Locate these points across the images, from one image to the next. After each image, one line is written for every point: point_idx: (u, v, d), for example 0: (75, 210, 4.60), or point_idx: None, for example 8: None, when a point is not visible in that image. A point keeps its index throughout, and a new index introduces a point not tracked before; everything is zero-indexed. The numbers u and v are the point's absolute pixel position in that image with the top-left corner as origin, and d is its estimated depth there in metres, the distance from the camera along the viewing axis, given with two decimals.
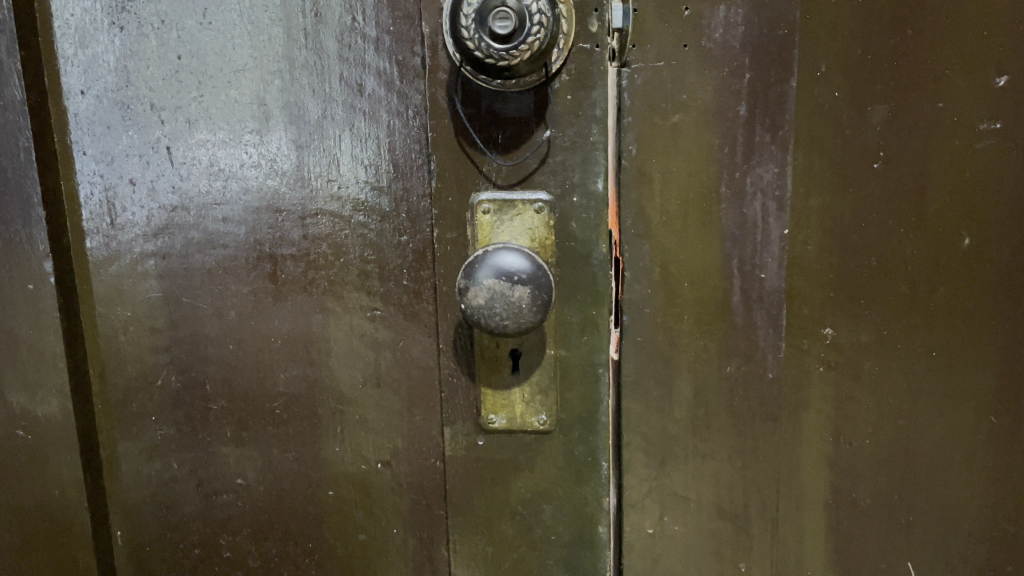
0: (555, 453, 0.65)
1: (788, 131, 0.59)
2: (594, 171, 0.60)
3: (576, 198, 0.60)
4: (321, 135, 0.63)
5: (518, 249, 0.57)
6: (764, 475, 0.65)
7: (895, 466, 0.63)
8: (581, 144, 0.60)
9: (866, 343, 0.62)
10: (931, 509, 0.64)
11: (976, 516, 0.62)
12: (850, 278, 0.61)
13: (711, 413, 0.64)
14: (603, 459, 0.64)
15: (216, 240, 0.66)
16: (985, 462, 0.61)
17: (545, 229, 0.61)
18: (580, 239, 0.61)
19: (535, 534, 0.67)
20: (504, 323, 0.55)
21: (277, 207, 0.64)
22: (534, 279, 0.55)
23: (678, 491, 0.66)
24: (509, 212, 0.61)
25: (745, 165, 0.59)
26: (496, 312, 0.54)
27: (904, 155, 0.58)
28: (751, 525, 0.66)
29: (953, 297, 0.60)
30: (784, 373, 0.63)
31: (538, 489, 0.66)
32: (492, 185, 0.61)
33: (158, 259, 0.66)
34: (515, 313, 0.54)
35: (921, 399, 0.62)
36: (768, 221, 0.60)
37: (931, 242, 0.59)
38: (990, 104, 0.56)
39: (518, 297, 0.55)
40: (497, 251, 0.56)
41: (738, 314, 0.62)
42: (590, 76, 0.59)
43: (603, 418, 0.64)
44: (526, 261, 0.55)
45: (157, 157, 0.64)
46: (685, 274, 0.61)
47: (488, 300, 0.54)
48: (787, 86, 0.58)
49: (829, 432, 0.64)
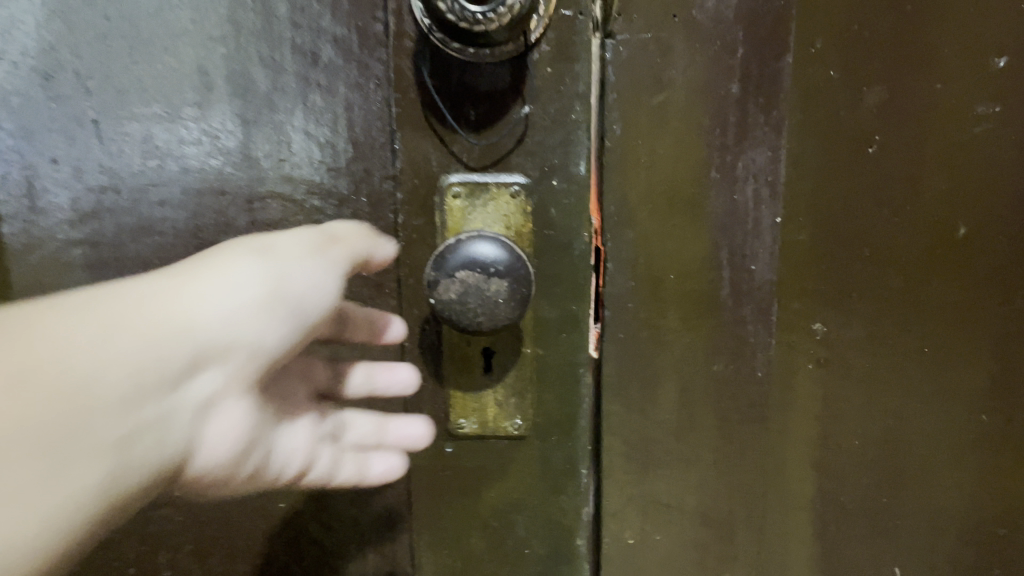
0: (530, 460, 0.61)
1: (783, 112, 0.55)
2: (577, 153, 0.55)
3: (555, 181, 0.56)
4: (271, 109, 0.56)
5: (495, 235, 0.51)
6: (751, 481, 0.61)
7: (886, 466, 0.61)
8: (563, 123, 0.55)
9: (856, 338, 0.59)
10: (921, 514, 0.62)
11: (963, 517, 0.62)
12: (843, 271, 0.58)
13: (696, 415, 0.60)
14: (584, 465, 0.61)
15: (152, 227, 0.59)
16: (978, 461, 0.61)
17: (523, 216, 0.56)
18: (560, 228, 0.56)
19: (508, 544, 0.63)
20: (478, 320, 0.50)
21: (224, 190, 0.58)
22: (511, 270, 0.50)
23: (660, 499, 0.62)
24: (483, 196, 0.56)
25: (737, 148, 0.55)
26: (469, 307, 0.50)
27: (898, 140, 0.56)
28: (736, 533, 0.62)
29: (951, 292, 0.58)
30: (774, 372, 0.59)
31: (511, 499, 0.62)
32: (463, 166, 0.56)
33: (85, 248, 0.59)
34: (490, 310, 0.50)
35: (909, 393, 0.60)
36: (761, 209, 0.56)
37: (928, 235, 0.57)
38: (989, 87, 0.55)
39: (494, 291, 0.50)
40: (471, 238, 0.51)
41: (726, 307, 0.58)
42: (572, 47, 0.54)
43: (583, 422, 0.60)
44: (503, 250, 0.50)
45: (83, 133, 0.57)
46: (671, 266, 0.57)
47: (461, 295, 0.50)
48: (783, 62, 0.54)
49: (816, 433, 0.60)
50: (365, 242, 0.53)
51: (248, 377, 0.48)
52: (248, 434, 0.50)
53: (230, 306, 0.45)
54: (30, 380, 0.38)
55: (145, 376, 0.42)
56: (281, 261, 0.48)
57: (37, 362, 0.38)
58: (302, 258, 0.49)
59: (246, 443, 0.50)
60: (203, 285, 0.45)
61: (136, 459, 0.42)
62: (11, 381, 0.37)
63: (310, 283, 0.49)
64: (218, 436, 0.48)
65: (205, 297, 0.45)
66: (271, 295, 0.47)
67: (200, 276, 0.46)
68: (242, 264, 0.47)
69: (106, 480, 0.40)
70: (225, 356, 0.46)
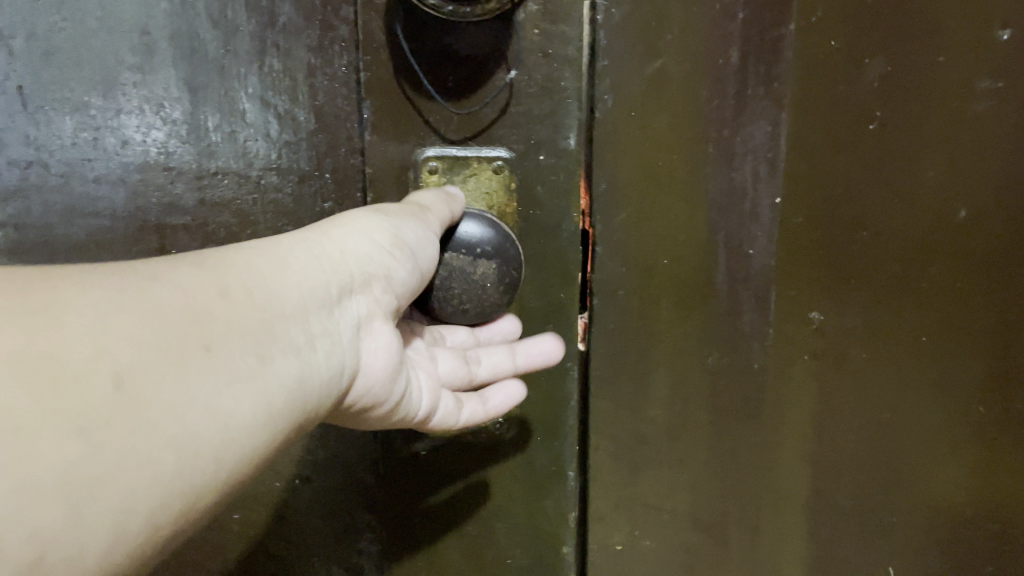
0: (513, 463, 0.59)
1: (785, 83, 0.51)
2: (565, 125, 0.52)
3: (543, 156, 0.53)
4: (223, 74, 0.51)
5: (481, 214, 0.51)
6: (745, 480, 0.57)
7: (880, 464, 0.57)
8: (551, 91, 0.52)
9: (853, 328, 0.55)
10: (914, 514, 0.57)
11: (953, 517, 0.57)
12: (841, 255, 0.53)
13: (689, 410, 0.56)
14: (571, 469, 0.58)
15: (86, 206, 0.53)
16: (970, 457, 0.56)
17: (506, 195, 0.54)
18: (547, 208, 0.54)
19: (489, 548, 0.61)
20: (464, 305, 0.50)
21: (168, 166, 0.53)
22: (499, 251, 0.50)
23: (650, 502, 0.58)
24: (463, 171, 0.53)
25: (736, 122, 0.51)
26: (454, 293, 0.50)
27: (901, 115, 0.51)
28: (730, 535, 0.59)
29: (947, 278, 0.53)
30: (770, 364, 0.55)
31: (493, 504, 0.59)
32: (440, 140, 0.52)
33: (8, 230, 0.54)
34: (471, 298, 0.50)
35: (911, 389, 0.55)
36: (759, 186, 0.52)
37: (923, 217, 0.52)
38: (989, 59, 0.49)
39: (480, 275, 0.50)
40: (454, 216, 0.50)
41: (721, 295, 0.54)
42: (562, 7, 0.50)
43: (571, 422, 0.58)
44: (489, 229, 0.50)
45: (4, 99, 0.51)
46: (663, 250, 0.53)
47: (446, 279, 0.50)
48: (784, 29, 0.50)
49: (811, 429, 0.57)
50: (446, 208, 0.48)
51: (389, 308, 0.45)
52: (398, 362, 0.46)
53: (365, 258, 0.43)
54: (237, 291, 0.36)
55: (307, 304, 0.39)
56: (397, 213, 0.45)
57: (232, 277, 0.36)
58: (418, 216, 0.46)
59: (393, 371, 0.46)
60: (338, 228, 0.43)
61: (317, 375, 0.39)
62: (219, 293, 0.35)
63: (424, 247, 0.46)
64: (376, 357, 0.44)
65: (345, 240, 0.42)
66: (396, 234, 0.44)
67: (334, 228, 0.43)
68: (358, 218, 0.44)
69: (298, 395, 0.37)
70: (367, 286, 0.43)
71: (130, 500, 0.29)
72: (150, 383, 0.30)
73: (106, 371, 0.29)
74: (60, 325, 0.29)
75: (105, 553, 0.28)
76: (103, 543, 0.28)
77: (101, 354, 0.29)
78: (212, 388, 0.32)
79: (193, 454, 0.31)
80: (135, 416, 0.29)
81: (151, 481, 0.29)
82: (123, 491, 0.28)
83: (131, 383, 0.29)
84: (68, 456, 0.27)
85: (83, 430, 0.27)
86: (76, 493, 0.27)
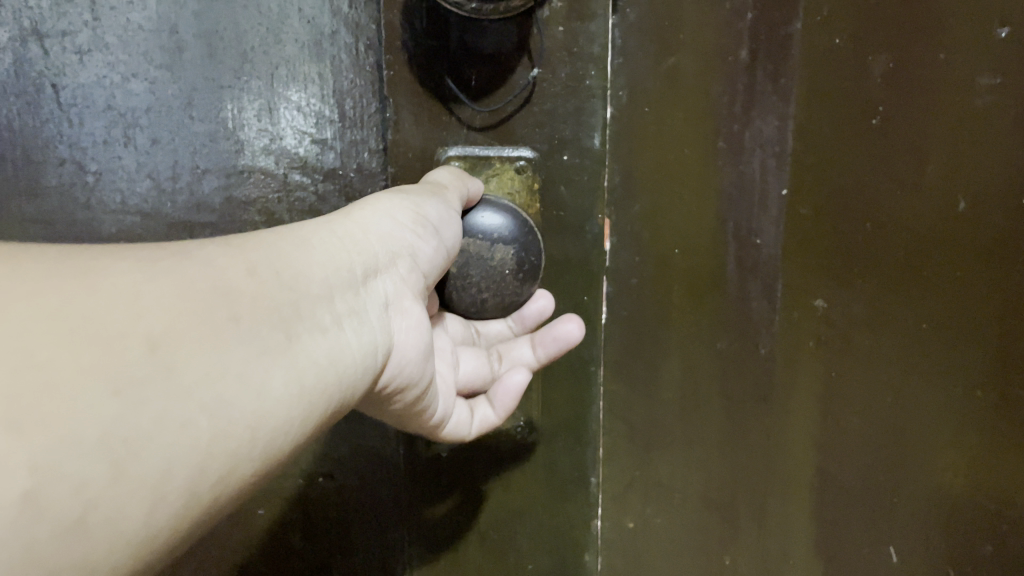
0: (538, 468, 0.67)
1: (792, 79, 0.52)
2: (591, 125, 0.58)
3: (566, 156, 0.59)
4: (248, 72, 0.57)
5: (501, 205, 0.54)
6: (753, 463, 0.60)
7: (887, 453, 0.55)
8: (575, 90, 0.57)
9: (857, 315, 0.54)
10: (926, 516, 0.54)
11: (974, 526, 0.53)
12: (845, 242, 0.54)
13: (700, 393, 0.60)
14: (593, 475, 0.66)
15: (118, 199, 0.58)
16: (990, 461, 0.51)
17: (530, 196, 0.59)
18: (572, 208, 0.60)
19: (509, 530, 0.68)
20: (481, 293, 0.53)
21: (201, 161, 0.59)
22: (517, 241, 0.53)
23: (662, 480, 0.63)
24: (489, 171, 0.59)
25: (745, 117, 0.54)
26: (472, 280, 0.53)
27: (906, 107, 0.50)
28: (739, 518, 0.61)
29: (958, 271, 0.51)
30: (778, 350, 0.57)
31: (520, 507, 0.67)
32: (465, 140, 0.58)
33: (48, 221, 0.59)
34: (497, 284, 0.53)
35: (918, 375, 0.53)
36: (767, 178, 0.55)
37: (929, 206, 0.51)
38: (993, 53, 0.47)
39: (498, 261, 0.53)
40: (475, 206, 0.53)
41: (732, 283, 0.57)
42: (588, 7, 0.56)
43: (593, 426, 0.65)
44: (507, 220, 0.53)
45: (46, 98, 0.57)
46: (676, 239, 0.58)
47: (465, 266, 0.52)
48: (792, 27, 0.52)
49: (819, 414, 0.57)
50: (461, 185, 0.51)
51: (416, 287, 0.46)
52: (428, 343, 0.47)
53: (395, 235, 0.44)
54: (264, 267, 0.35)
55: (337, 279, 0.39)
56: (418, 195, 0.47)
57: (257, 256, 0.36)
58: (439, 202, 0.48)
59: (427, 347, 0.46)
60: (361, 213, 0.44)
61: (347, 357, 0.39)
62: (247, 271, 0.35)
63: (444, 229, 0.48)
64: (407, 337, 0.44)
65: (371, 220, 0.43)
66: (417, 216, 0.46)
67: (359, 211, 0.44)
68: (380, 201, 0.46)
69: (332, 375, 0.37)
70: (392, 265, 0.44)
71: (178, 467, 0.28)
72: (183, 346, 0.29)
73: (140, 338, 0.28)
74: (94, 289, 0.28)
75: (142, 530, 0.27)
76: (143, 517, 0.27)
77: (136, 319, 0.28)
78: (253, 358, 0.32)
79: (225, 422, 0.30)
80: (178, 378, 0.28)
81: (190, 445, 0.29)
82: (162, 454, 0.27)
83: (166, 346, 0.29)
84: (102, 415, 0.26)
85: (121, 392, 0.27)
86: (116, 452, 0.26)
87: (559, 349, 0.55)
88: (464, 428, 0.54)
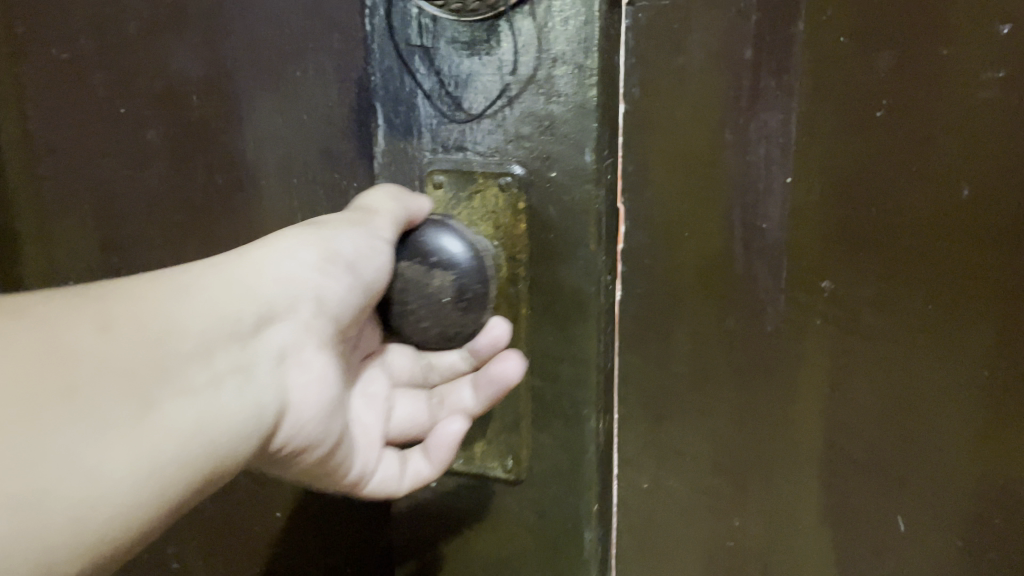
0: (528, 506, 0.68)
1: (796, 75, 0.58)
2: (583, 145, 0.60)
3: (554, 172, 0.61)
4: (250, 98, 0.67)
5: (457, 232, 0.60)
6: (762, 428, 0.65)
7: (892, 419, 0.61)
8: (579, 105, 0.59)
9: (866, 295, 0.60)
10: (928, 472, 0.61)
11: (962, 479, 0.60)
12: (856, 228, 0.59)
13: (711, 364, 0.64)
14: (586, 530, 0.66)
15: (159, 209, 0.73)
16: (978, 421, 0.59)
17: (509, 214, 0.62)
18: (558, 229, 0.62)
19: (510, 514, 0.69)
20: (421, 317, 0.59)
21: (284, 174, 0.68)
22: (456, 267, 0.59)
23: (678, 446, 0.67)
24: (473, 187, 0.63)
25: (750, 111, 0.59)
26: (412, 306, 0.59)
27: (912, 103, 0.56)
28: (748, 480, 0.66)
29: (957, 252, 0.57)
30: (784, 326, 0.62)
31: (511, 543, 0.69)
32: (445, 161, 0.64)
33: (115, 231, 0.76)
34: (436, 315, 0.59)
35: (931, 358, 0.60)
36: (772, 168, 0.60)
37: (932, 195, 0.57)
38: (992, 51, 0.54)
39: (437, 286, 0.59)
40: (431, 230, 0.60)
41: (740, 264, 0.62)
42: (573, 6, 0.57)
43: (585, 475, 0.66)
44: (456, 249, 0.59)
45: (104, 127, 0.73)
46: (687, 224, 0.62)
47: (405, 290, 0.60)
48: (795, 28, 0.57)
49: (826, 393, 0.63)
50: (399, 206, 0.58)
51: (323, 330, 0.53)
52: (331, 400, 0.55)
53: (298, 279, 0.52)
54: (118, 324, 0.42)
55: (212, 338, 0.46)
56: (335, 230, 0.55)
57: (121, 313, 0.42)
58: (368, 233, 0.56)
59: (327, 401, 0.54)
60: (264, 257, 0.51)
61: (218, 416, 0.45)
62: (99, 329, 0.41)
63: (356, 259, 0.55)
64: (307, 393, 0.52)
65: (264, 266, 0.50)
66: (328, 250, 0.53)
67: (255, 248, 0.51)
68: (292, 233, 0.53)
69: (196, 436, 0.44)
70: (294, 309, 0.51)
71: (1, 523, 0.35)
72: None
73: None
74: None
75: None
76: None
77: None
78: (88, 441, 0.38)
79: (54, 485, 0.37)
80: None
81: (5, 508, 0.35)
82: None
83: None
84: None
85: None
86: None
87: (495, 390, 0.62)
88: (394, 480, 0.62)
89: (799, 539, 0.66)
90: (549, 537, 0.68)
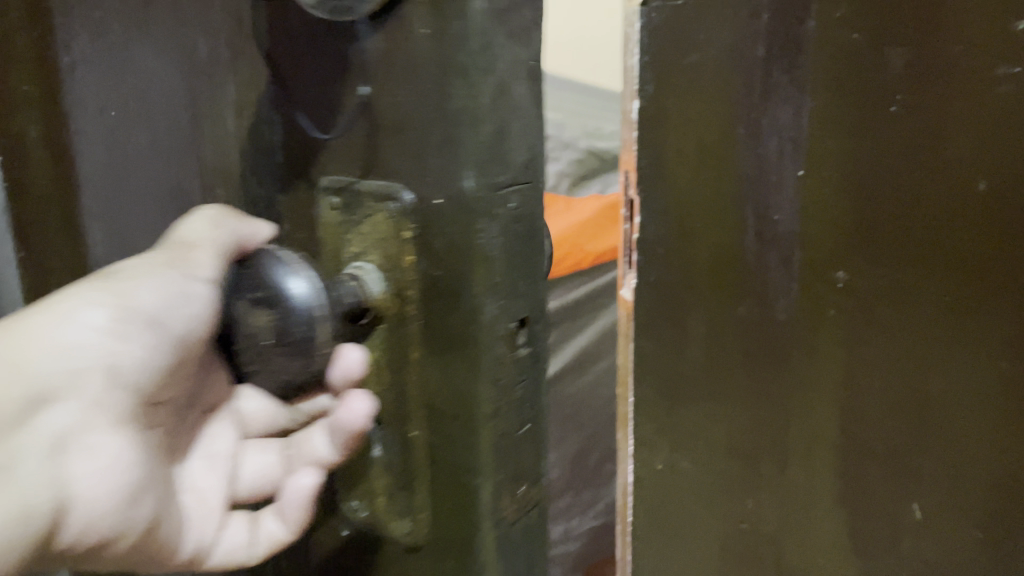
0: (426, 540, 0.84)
1: (807, 72, 0.59)
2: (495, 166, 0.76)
3: (438, 199, 0.75)
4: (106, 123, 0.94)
5: (307, 284, 0.70)
6: (773, 414, 0.66)
7: (905, 411, 0.60)
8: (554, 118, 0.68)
9: (880, 286, 0.60)
10: (943, 466, 0.59)
11: (981, 477, 0.58)
12: (870, 220, 0.59)
13: (723, 351, 0.67)
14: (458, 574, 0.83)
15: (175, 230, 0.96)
16: (994, 420, 0.56)
17: (392, 230, 0.78)
18: (443, 252, 0.76)
19: (421, 496, 0.83)
20: (250, 357, 0.72)
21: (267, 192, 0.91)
22: (304, 314, 0.69)
23: (690, 430, 0.70)
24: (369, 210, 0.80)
25: (762, 106, 0.61)
26: (245, 343, 0.72)
27: (926, 98, 0.55)
28: (762, 464, 0.67)
29: (970, 249, 0.55)
30: (798, 316, 0.64)
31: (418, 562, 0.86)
32: (332, 179, 0.83)
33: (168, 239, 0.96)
34: (260, 360, 0.71)
35: (924, 365, 0.59)
36: (783, 160, 0.62)
37: (946, 190, 0.56)
38: (1008, 46, 0.52)
39: (258, 328, 0.70)
40: (268, 275, 0.70)
41: (752, 254, 0.64)
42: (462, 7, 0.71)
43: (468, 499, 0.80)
44: (303, 299, 0.69)
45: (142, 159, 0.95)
46: (700, 214, 0.65)
47: (240, 327, 0.72)
48: (806, 26, 0.59)
49: (840, 391, 0.63)
50: (211, 234, 0.75)
51: (114, 398, 0.66)
52: (119, 494, 0.65)
53: (75, 351, 0.64)
54: None
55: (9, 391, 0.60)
56: (122, 287, 0.68)
57: None
58: (180, 270, 0.72)
59: (115, 486, 0.65)
60: (66, 326, 0.64)
61: None
62: None
63: (156, 316, 0.69)
64: (88, 474, 0.63)
65: (62, 336, 0.64)
66: (120, 308, 0.67)
67: (60, 314, 0.65)
68: (128, 287, 0.69)
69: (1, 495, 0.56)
70: (82, 389, 0.64)
71: None
72: None
73: None
74: None
75: None
76: None
77: None
78: None
79: None
80: None
81: None
82: None
83: None
84: None
85: None
86: None
87: (346, 437, 0.76)
88: (242, 549, 0.79)
89: (813, 523, 0.66)
90: (445, 537, 0.83)
